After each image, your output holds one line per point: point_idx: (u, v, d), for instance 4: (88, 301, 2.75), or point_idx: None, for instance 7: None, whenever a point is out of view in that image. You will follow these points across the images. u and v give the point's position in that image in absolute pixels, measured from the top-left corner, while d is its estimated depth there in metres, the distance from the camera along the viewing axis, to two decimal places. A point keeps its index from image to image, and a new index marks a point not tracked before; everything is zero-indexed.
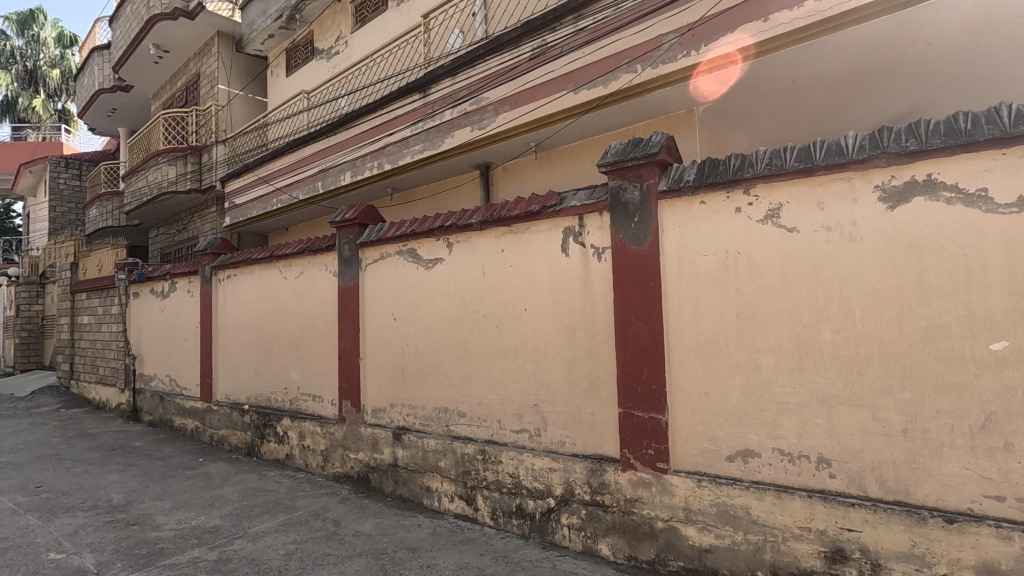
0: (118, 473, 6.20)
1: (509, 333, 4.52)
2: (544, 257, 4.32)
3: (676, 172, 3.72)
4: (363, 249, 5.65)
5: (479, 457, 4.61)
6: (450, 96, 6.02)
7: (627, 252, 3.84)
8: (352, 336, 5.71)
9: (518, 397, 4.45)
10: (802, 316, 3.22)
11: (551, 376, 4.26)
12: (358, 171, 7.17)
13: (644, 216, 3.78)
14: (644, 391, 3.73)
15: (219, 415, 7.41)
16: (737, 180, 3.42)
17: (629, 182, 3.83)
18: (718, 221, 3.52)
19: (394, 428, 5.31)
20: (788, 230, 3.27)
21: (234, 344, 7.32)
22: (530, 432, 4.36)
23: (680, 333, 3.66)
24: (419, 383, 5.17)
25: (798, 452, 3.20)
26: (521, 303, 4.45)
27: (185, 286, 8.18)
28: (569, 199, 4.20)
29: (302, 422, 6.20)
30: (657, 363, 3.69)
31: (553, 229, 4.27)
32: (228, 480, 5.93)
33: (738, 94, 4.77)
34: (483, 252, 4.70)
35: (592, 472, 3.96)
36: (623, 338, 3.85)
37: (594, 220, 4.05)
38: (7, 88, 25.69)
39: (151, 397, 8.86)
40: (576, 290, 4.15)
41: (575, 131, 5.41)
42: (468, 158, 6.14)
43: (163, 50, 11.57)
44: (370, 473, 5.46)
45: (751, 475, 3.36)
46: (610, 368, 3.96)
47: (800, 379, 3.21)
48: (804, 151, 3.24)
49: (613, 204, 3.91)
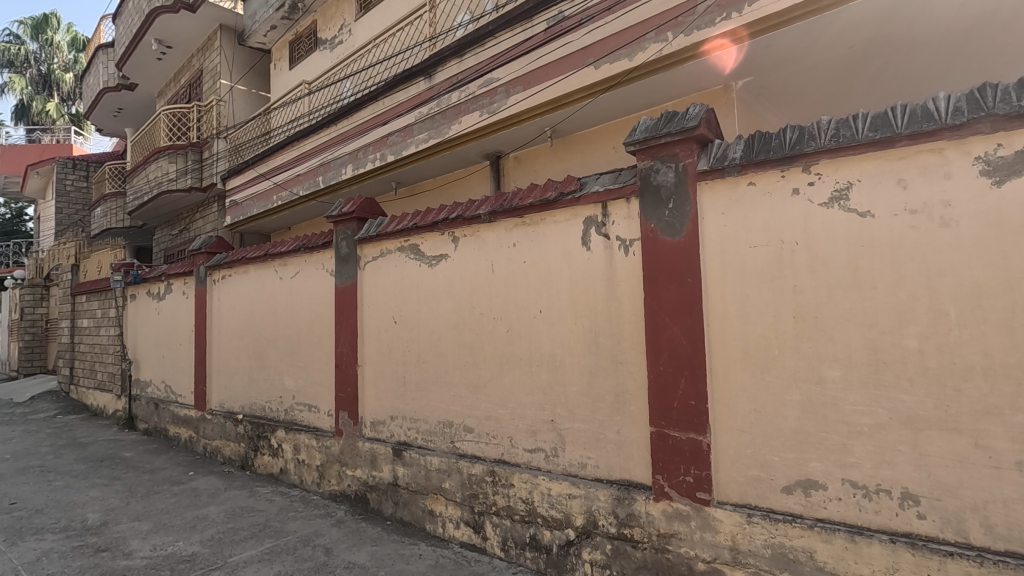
0: (100, 488, 5.76)
1: (521, 338, 3.98)
2: (562, 251, 3.78)
3: (718, 150, 3.16)
4: (361, 246, 5.15)
5: (488, 479, 4.06)
6: (456, 78, 5.52)
7: (659, 244, 3.29)
8: (349, 341, 5.20)
9: (532, 412, 3.91)
10: (878, 320, 2.64)
11: (570, 387, 3.71)
12: (360, 164, 6.70)
13: (680, 202, 3.23)
14: (680, 407, 3.17)
15: (212, 425, 6.95)
16: (796, 155, 2.84)
17: (663, 162, 3.29)
18: (769, 206, 2.97)
19: (394, 444, 4.80)
20: (860, 214, 2.70)
21: (228, 349, 6.85)
22: (546, 452, 3.82)
23: (723, 340, 3.10)
24: (421, 394, 4.65)
25: (876, 485, 2.62)
26: (536, 305, 3.91)
27: (180, 287, 7.77)
28: (590, 184, 3.67)
29: (296, 434, 5.70)
30: (696, 374, 3.13)
31: (571, 219, 3.74)
32: (215, 497, 5.44)
33: (785, 66, 4.16)
34: (492, 248, 4.17)
35: (619, 500, 3.40)
36: (655, 344, 3.29)
37: (619, 208, 3.51)
38: (22, 92, 25.93)
39: (146, 404, 8.44)
40: (598, 289, 3.60)
41: (595, 113, 4.86)
42: (477, 147, 5.62)
43: (165, 45, 11.24)
44: (368, 492, 4.95)
45: (814, 511, 2.78)
46: (639, 380, 3.40)
47: (876, 397, 2.64)
48: (881, 119, 2.66)
49: (642, 188, 3.36)
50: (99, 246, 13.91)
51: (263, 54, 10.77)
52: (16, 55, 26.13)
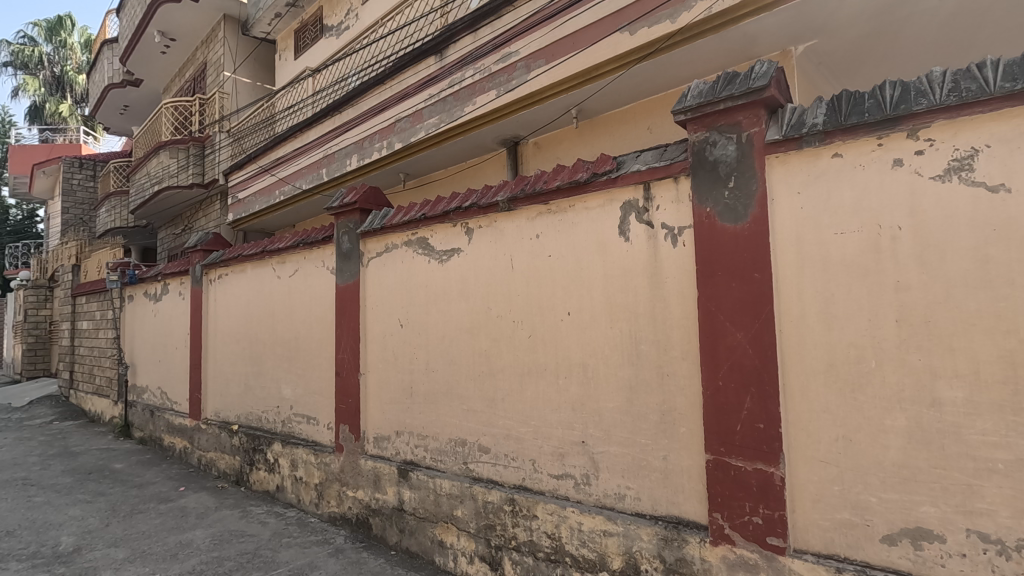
0: (80, 506, 5.27)
1: (546, 345, 3.42)
2: (595, 242, 3.22)
3: (792, 116, 2.56)
4: (364, 241, 4.62)
5: (507, 508, 3.49)
6: (470, 55, 4.99)
7: (718, 232, 2.71)
8: (351, 347, 4.67)
9: (558, 431, 3.34)
10: (1018, 325, 2.04)
11: (605, 403, 3.14)
12: (366, 154, 6.20)
13: (743, 180, 2.65)
14: (745, 431, 2.58)
15: (207, 436, 6.47)
16: (900, 116, 2.25)
17: (721, 133, 2.72)
18: (863, 182, 2.37)
19: (400, 463, 4.25)
20: (987, 189, 2.11)
21: (224, 354, 6.36)
22: (575, 479, 3.24)
23: (800, 351, 2.50)
24: (430, 408, 4.10)
25: (1016, 540, 2.02)
26: (563, 306, 3.35)
27: (176, 288, 7.31)
28: (629, 162, 3.10)
29: (293, 449, 5.18)
30: (766, 390, 2.54)
31: (606, 205, 3.18)
32: (204, 518, 4.93)
33: (857, 25, 3.56)
34: (512, 240, 3.62)
35: (665, 542, 2.81)
36: (712, 353, 2.71)
37: (664, 189, 2.94)
38: (36, 93, 26.00)
39: (142, 411, 7.98)
40: (639, 287, 3.03)
41: (629, 89, 4.31)
42: (494, 131, 5.08)
43: (169, 38, 10.86)
44: (371, 517, 4.40)
45: (927, 570, 2.18)
46: (691, 396, 2.81)
47: (1014, 425, 2.04)
48: (1019, 66, 2.07)
49: (695, 165, 2.79)
50: (99, 246, 13.52)
51: (260, 42, 10.25)
52: (30, 57, 26.22)
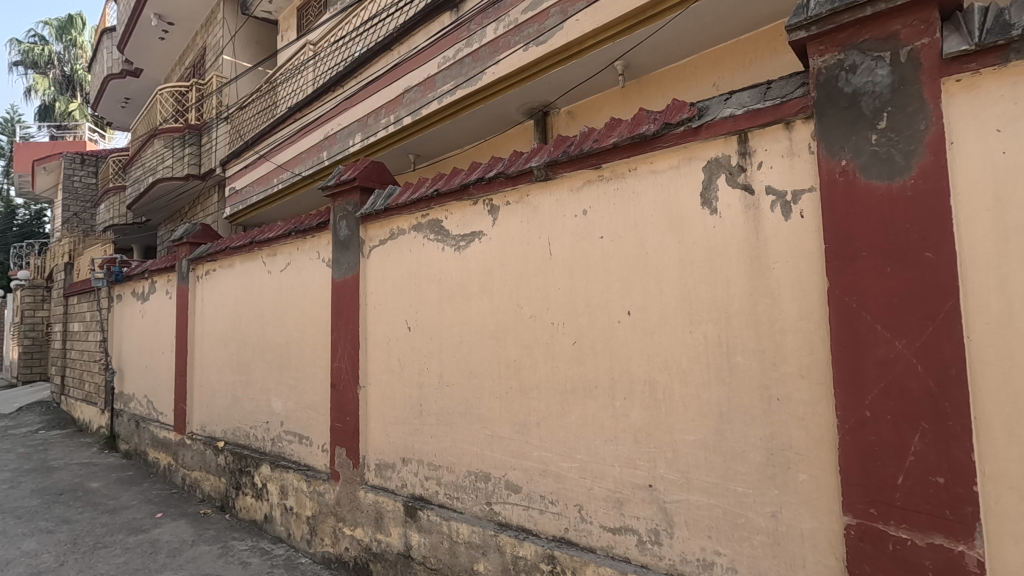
0: (37, 538, 4.54)
1: (597, 355, 2.60)
2: (667, 216, 2.39)
3: (987, 20, 1.72)
4: (364, 226, 3.84)
5: (545, 569, 2.65)
6: (492, 6, 4.24)
7: (861, 193, 1.87)
8: (349, 354, 3.88)
9: (615, 470, 2.51)
10: None
11: (681, 436, 2.30)
12: (370, 132, 5.44)
13: (903, 117, 1.81)
14: (912, 489, 1.73)
15: (192, 453, 5.72)
16: None
17: (863, 52, 1.88)
18: None
19: (407, 498, 3.45)
20: None
21: (211, 359, 5.60)
22: (640, 536, 2.41)
23: (1002, 369, 1.65)
24: (443, 430, 3.29)
25: None
26: (620, 303, 2.52)
27: (164, 286, 6.58)
28: (719, 105, 2.27)
29: (283, 473, 4.40)
30: (949, 428, 1.69)
31: (683, 166, 2.35)
32: (176, 557, 4.15)
33: None
34: (550, 218, 2.80)
35: None
36: (855, 374, 1.85)
37: (770, 139, 2.10)
38: (46, 92, 25.75)
39: (127, 422, 7.25)
40: (733, 276, 2.19)
41: (691, 33, 3.55)
42: (519, 97, 4.29)
43: (166, 22, 10.22)
44: (371, 562, 3.60)
45: None
46: (815, 432, 1.97)
47: None
48: None
49: (824, 101, 1.95)
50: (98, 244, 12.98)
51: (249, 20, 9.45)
52: (40, 55, 26.02)
